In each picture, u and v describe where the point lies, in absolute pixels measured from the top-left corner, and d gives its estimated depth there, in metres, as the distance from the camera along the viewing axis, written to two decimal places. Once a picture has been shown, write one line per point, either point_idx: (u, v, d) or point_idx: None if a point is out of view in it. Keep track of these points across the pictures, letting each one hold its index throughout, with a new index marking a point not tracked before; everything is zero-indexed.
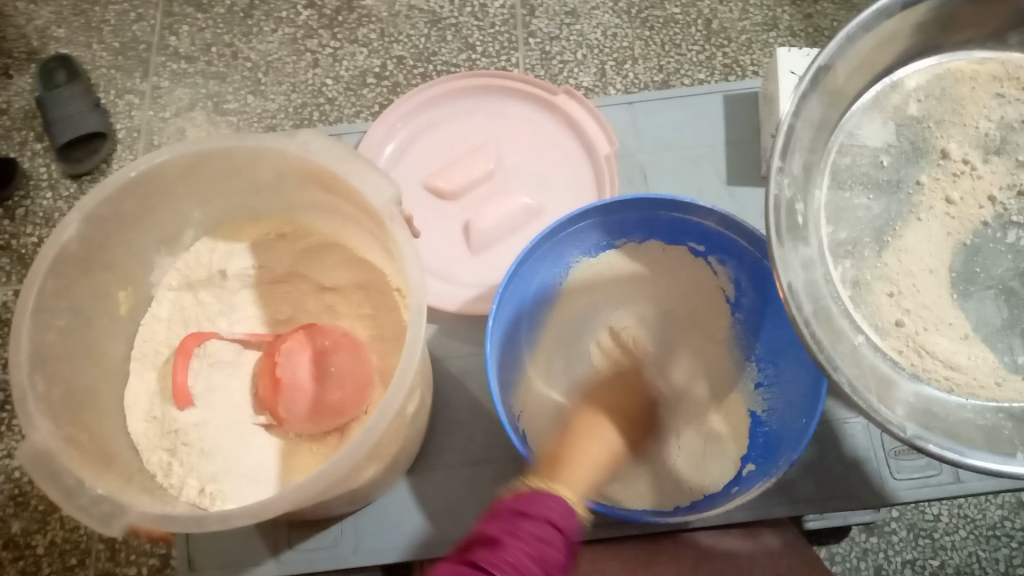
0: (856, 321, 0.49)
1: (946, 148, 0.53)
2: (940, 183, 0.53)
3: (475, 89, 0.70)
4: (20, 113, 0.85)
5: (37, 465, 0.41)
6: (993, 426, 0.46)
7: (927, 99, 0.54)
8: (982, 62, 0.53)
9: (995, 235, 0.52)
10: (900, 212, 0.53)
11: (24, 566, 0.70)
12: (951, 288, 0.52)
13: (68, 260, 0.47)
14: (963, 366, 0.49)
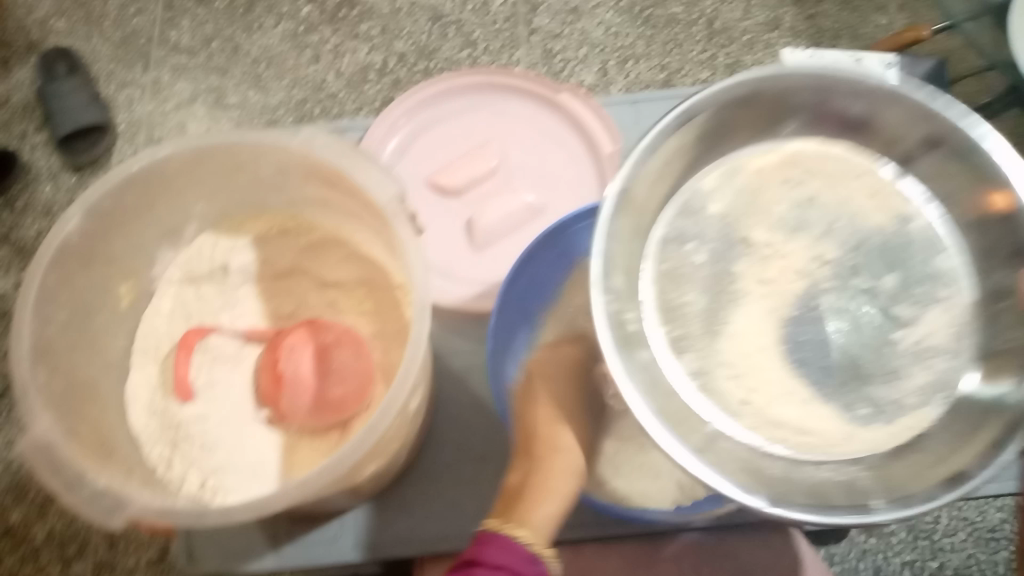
0: (709, 417, 0.43)
1: (748, 236, 0.47)
2: (773, 261, 0.46)
3: (478, 87, 0.70)
4: (19, 105, 0.85)
5: (39, 458, 0.41)
6: (850, 481, 0.41)
7: (743, 192, 0.48)
8: (769, 154, 0.48)
9: (815, 305, 0.45)
10: (726, 298, 0.46)
11: (23, 556, 0.70)
12: (778, 361, 0.45)
13: (70, 253, 0.47)
14: (810, 432, 0.43)
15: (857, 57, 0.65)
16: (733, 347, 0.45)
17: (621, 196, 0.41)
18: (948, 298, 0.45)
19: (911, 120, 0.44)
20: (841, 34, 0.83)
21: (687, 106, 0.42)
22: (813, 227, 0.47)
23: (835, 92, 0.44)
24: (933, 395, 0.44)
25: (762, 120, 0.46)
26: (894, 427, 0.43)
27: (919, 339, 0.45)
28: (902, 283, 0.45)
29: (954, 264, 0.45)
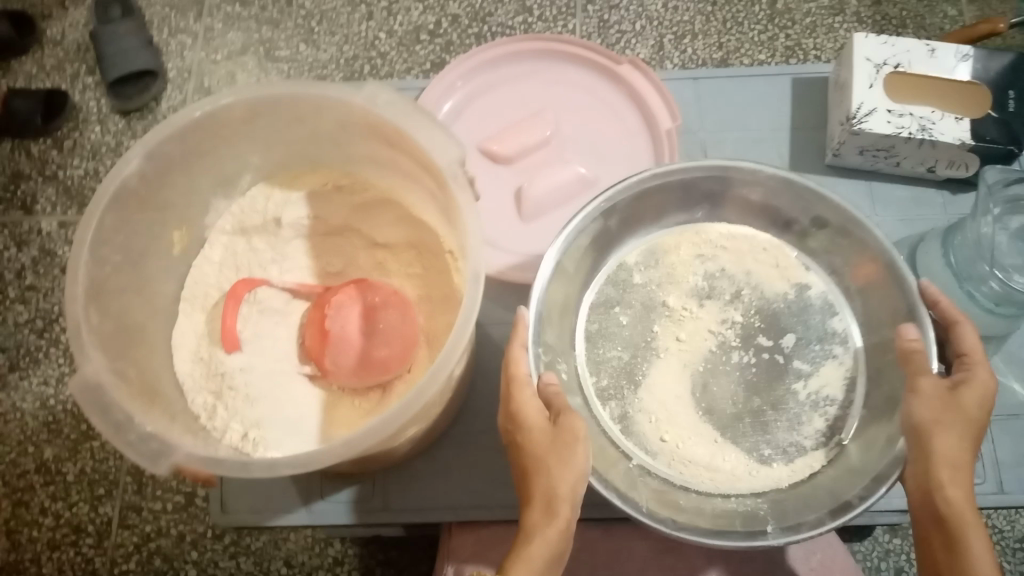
0: (627, 449, 0.54)
1: (666, 301, 0.59)
2: (688, 327, 0.58)
3: (537, 53, 0.69)
4: (73, 45, 0.85)
5: (87, 397, 0.41)
6: (750, 510, 0.51)
7: (652, 267, 0.60)
8: (683, 232, 0.61)
9: (723, 359, 0.57)
10: (648, 356, 0.57)
11: (54, 492, 0.71)
12: (697, 407, 0.56)
13: (128, 195, 0.47)
14: (720, 467, 0.53)
15: (933, 46, 0.63)
16: (651, 396, 0.56)
17: (555, 267, 0.53)
18: (834, 358, 0.57)
19: (797, 203, 0.58)
20: (908, 22, 0.80)
21: (604, 198, 0.54)
22: (721, 294, 0.59)
23: (733, 180, 0.57)
24: (825, 438, 0.55)
25: (688, 187, 0.58)
26: (791, 465, 0.54)
27: (814, 391, 0.56)
28: (796, 351, 0.57)
29: (843, 326, 0.58)
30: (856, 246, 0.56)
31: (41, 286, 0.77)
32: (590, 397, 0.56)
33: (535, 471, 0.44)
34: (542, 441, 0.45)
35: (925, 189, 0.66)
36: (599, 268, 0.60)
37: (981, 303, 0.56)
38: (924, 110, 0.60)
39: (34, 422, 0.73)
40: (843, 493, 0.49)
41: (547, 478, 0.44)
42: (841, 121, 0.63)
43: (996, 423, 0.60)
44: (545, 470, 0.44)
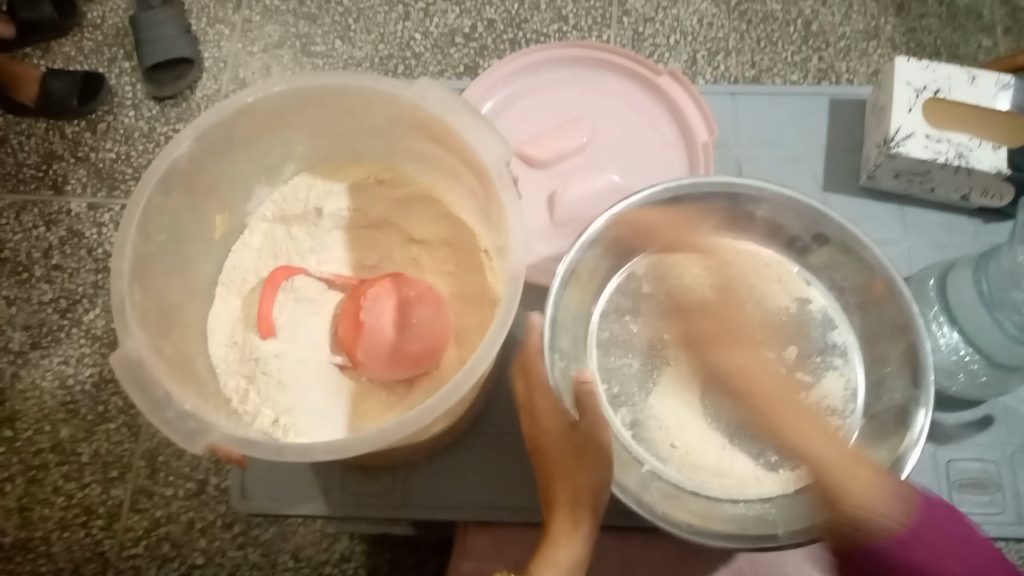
0: (639, 455, 0.54)
1: (674, 311, 0.59)
2: (697, 336, 0.58)
3: (578, 60, 0.70)
4: (112, 30, 0.86)
5: (128, 372, 0.41)
6: (760, 514, 0.52)
7: (658, 279, 0.60)
8: None
9: None
10: (658, 365, 0.57)
11: (68, 471, 0.72)
12: (704, 416, 0.56)
13: (177, 177, 0.47)
14: (728, 470, 0.54)
15: (974, 75, 0.63)
16: (661, 405, 0.56)
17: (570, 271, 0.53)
18: (831, 367, 0.58)
19: (801, 222, 0.57)
20: (942, 51, 0.80)
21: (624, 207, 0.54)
22: None
23: (740, 198, 0.57)
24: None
25: (693, 202, 0.58)
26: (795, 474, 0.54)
27: (815, 401, 0.56)
28: (799, 364, 0.58)
29: (842, 339, 0.59)
30: (861, 269, 0.56)
31: (67, 267, 0.78)
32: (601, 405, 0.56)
33: (562, 475, 0.45)
34: (561, 443, 0.46)
35: (957, 216, 0.66)
36: (609, 278, 0.60)
37: (1011, 331, 0.55)
38: (963, 138, 0.61)
39: (52, 401, 0.74)
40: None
41: (573, 479, 0.44)
42: (877, 143, 0.63)
43: (1017, 453, 0.60)
44: (573, 473, 0.45)
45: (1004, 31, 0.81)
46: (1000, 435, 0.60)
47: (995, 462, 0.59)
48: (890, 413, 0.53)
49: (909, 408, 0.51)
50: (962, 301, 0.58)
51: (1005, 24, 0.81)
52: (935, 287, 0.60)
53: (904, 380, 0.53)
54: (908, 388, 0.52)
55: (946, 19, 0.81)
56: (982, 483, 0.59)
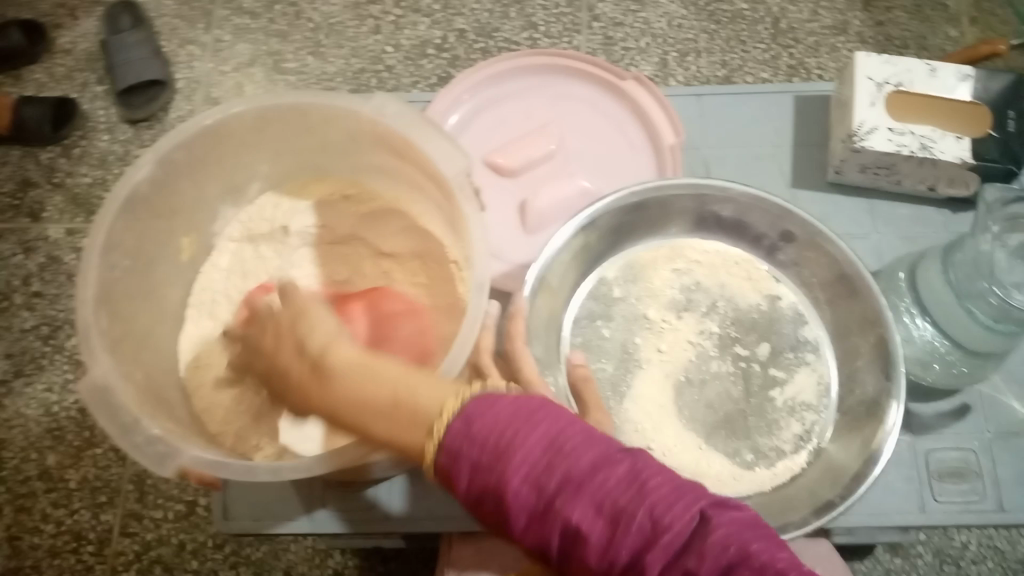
0: None
1: (646, 313, 0.59)
2: (669, 339, 0.58)
3: (543, 68, 0.70)
4: (83, 54, 0.86)
5: (95, 399, 0.41)
6: None
7: (629, 283, 0.60)
8: (655, 248, 0.61)
9: (702, 368, 0.57)
10: (632, 367, 0.57)
11: (56, 499, 0.71)
12: (678, 416, 0.56)
13: (140, 202, 0.48)
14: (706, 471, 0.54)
15: (934, 66, 0.64)
16: (636, 408, 0.56)
17: (539, 280, 0.53)
18: (806, 362, 0.58)
19: (768, 219, 0.58)
20: (910, 43, 0.81)
21: (590, 212, 0.54)
22: (698, 306, 0.59)
23: (706, 198, 0.58)
24: (803, 441, 0.55)
25: (661, 204, 0.58)
26: (772, 469, 0.54)
27: (790, 396, 0.57)
28: (772, 362, 0.58)
29: (815, 334, 0.59)
30: (831, 265, 0.56)
31: (48, 293, 0.78)
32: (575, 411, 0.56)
33: (360, 404, 0.41)
34: (347, 379, 0.42)
35: (925, 207, 0.66)
36: (581, 285, 0.60)
37: (979, 320, 0.55)
38: (926, 130, 0.61)
39: (38, 428, 0.73)
40: (822, 495, 0.50)
41: (412, 396, 0.40)
42: (842, 138, 0.64)
43: (994, 439, 0.60)
44: (411, 392, 0.40)
45: (970, 22, 0.82)
46: (977, 422, 0.60)
47: (973, 450, 0.60)
48: (863, 406, 0.53)
49: (882, 400, 0.51)
50: (933, 291, 0.58)
51: (970, 15, 0.82)
52: (905, 278, 0.61)
53: (875, 373, 0.53)
54: (880, 381, 0.52)
55: (912, 12, 0.82)
56: (961, 472, 0.59)
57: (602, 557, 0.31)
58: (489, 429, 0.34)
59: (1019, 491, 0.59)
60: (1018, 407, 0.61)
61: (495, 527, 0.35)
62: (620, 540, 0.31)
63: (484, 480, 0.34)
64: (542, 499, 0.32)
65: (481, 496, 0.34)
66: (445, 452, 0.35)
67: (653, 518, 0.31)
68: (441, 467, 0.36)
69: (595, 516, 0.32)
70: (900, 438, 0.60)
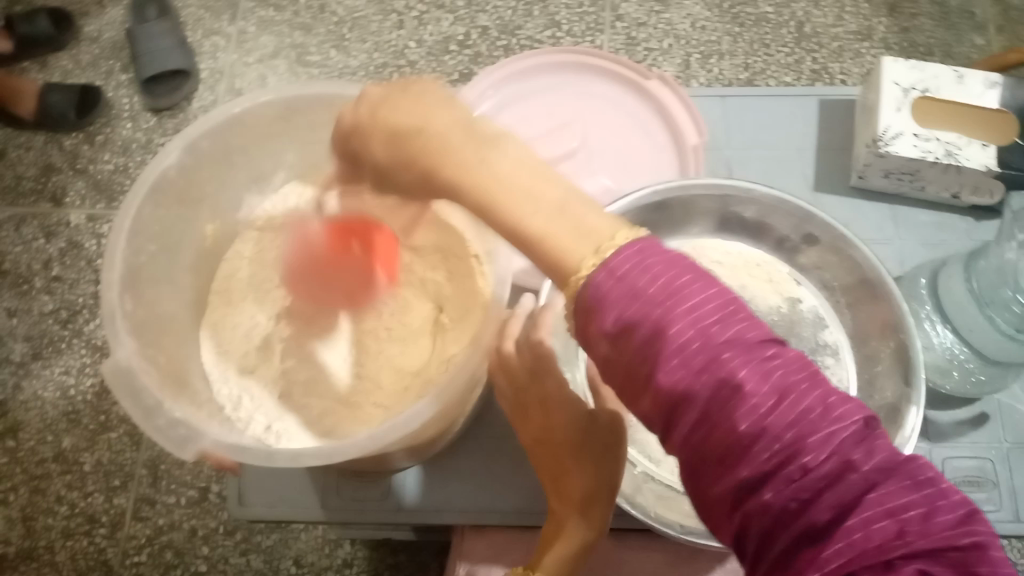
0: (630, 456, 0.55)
1: None
2: None
3: (567, 67, 0.70)
4: (109, 43, 0.87)
5: (119, 380, 0.42)
6: None
7: None
8: (675, 247, 0.61)
9: None
10: None
11: (71, 481, 0.72)
12: None
13: (166, 187, 0.48)
14: None
15: (961, 73, 0.64)
16: None
17: None
18: (824, 366, 0.58)
19: (790, 221, 0.57)
20: (935, 50, 0.80)
21: (614, 209, 0.55)
22: None
23: (730, 199, 0.58)
24: None
25: (685, 202, 0.58)
26: None
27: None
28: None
29: (833, 339, 0.59)
30: (853, 269, 0.56)
31: (67, 278, 0.78)
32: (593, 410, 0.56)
33: (505, 234, 0.45)
34: (493, 214, 0.46)
35: (949, 214, 0.66)
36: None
37: (1002, 329, 0.55)
38: (951, 136, 0.61)
39: (54, 411, 0.74)
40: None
41: None
42: (867, 143, 0.63)
43: (1012, 449, 0.59)
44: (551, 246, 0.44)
45: (997, 30, 0.81)
46: (994, 431, 0.60)
47: (990, 459, 0.59)
48: (882, 411, 0.53)
49: (902, 406, 0.51)
50: (954, 299, 0.58)
51: (997, 23, 0.81)
52: (926, 284, 0.60)
53: (895, 378, 0.53)
54: (900, 387, 0.52)
55: (938, 19, 0.81)
56: (977, 481, 0.59)
57: (757, 421, 0.29)
58: (657, 271, 0.31)
59: None
60: None
61: (626, 370, 0.32)
62: (785, 412, 0.29)
63: (640, 319, 0.31)
64: (706, 351, 0.30)
65: (629, 332, 0.31)
66: (591, 294, 0.32)
67: (828, 404, 0.29)
68: (579, 305, 0.33)
69: (759, 379, 0.29)
70: (917, 445, 0.60)
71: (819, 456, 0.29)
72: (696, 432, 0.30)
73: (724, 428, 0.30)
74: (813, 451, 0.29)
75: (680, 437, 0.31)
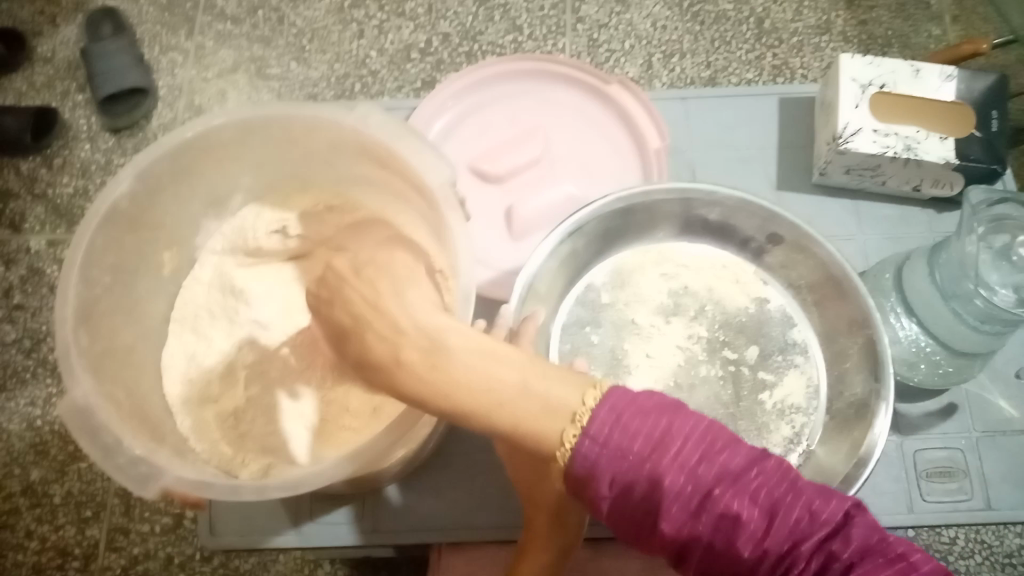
0: None
1: (634, 319, 0.59)
2: (656, 344, 0.58)
3: (527, 74, 0.70)
4: (63, 63, 0.85)
5: (76, 420, 0.41)
6: None
7: (616, 290, 0.60)
8: (643, 252, 0.61)
9: (691, 372, 0.57)
10: (620, 372, 0.57)
11: (41, 514, 0.69)
12: None
13: (119, 217, 0.47)
14: None
15: (919, 67, 0.64)
16: None
17: (528, 288, 0.53)
18: (794, 364, 0.58)
19: (754, 223, 0.58)
20: (893, 42, 0.81)
21: (575, 220, 0.54)
22: (686, 311, 0.59)
23: (693, 202, 0.57)
24: (793, 445, 0.55)
25: (648, 207, 0.58)
26: None
27: (779, 400, 0.57)
28: (760, 367, 0.58)
29: (803, 337, 0.59)
30: (817, 267, 0.56)
31: (30, 306, 0.76)
32: None
33: (488, 407, 0.37)
34: (473, 370, 0.38)
35: (910, 207, 0.66)
36: (568, 292, 0.60)
37: (965, 321, 0.55)
38: (910, 130, 0.61)
39: (21, 443, 0.71)
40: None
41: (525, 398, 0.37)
42: (828, 141, 0.64)
43: (982, 438, 0.60)
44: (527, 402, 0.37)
45: (952, 19, 0.82)
46: (964, 421, 0.61)
47: (961, 449, 0.60)
48: (852, 408, 0.53)
49: (871, 403, 0.51)
50: (918, 294, 0.58)
51: (952, 13, 0.82)
52: (891, 278, 0.61)
53: (863, 375, 0.53)
54: (869, 384, 0.52)
55: (895, 10, 0.82)
56: (950, 471, 0.59)
57: (756, 545, 0.34)
58: (640, 430, 0.35)
59: (1006, 490, 0.59)
60: (1006, 405, 0.61)
61: (634, 520, 0.36)
62: (777, 530, 0.34)
63: (634, 476, 0.35)
64: (698, 491, 0.35)
65: (629, 489, 0.36)
66: (582, 462, 0.36)
67: (811, 511, 0.35)
68: (577, 474, 0.37)
69: (747, 507, 0.35)
70: (888, 439, 0.60)
71: (809, 559, 0.34)
72: (706, 563, 0.36)
73: (727, 553, 0.35)
74: (804, 557, 0.34)
75: (694, 565, 0.36)
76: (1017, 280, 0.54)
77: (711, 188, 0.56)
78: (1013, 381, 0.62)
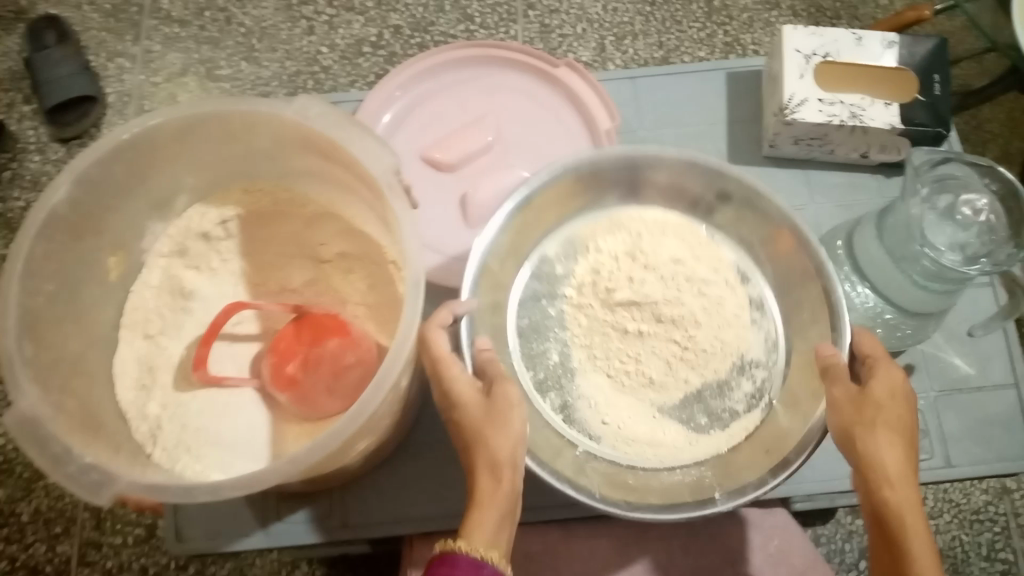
0: (570, 438, 0.55)
1: (579, 280, 0.59)
2: (608, 321, 0.57)
3: (473, 60, 0.69)
4: (7, 73, 0.83)
5: (25, 432, 0.40)
6: (696, 479, 0.52)
7: (568, 260, 0.60)
8: (592, 220, 0.61)
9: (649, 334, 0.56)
10: (570, 340, 0.58)
11: (8, 533, 0.69)
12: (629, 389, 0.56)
13: (58, 223, 0.47)
14: (663, 441, 0.54)
15: (860, 35, 0.65)
16: (586, 382, 0.57)
17: (481, 268, 0.52)
18: (747, 319, 0.58)
19: (704, 183, 0.58)
20: (841, 13, 0.82)
21: (523, 192, 0.53)
22: None
23: (641, 166, 0.57)
24: (755, 401, 0.56)
25: (597, 176, 0.58)
26: (727, 431, 0.55)
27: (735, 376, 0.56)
28: (709, 328, 0.56)
29: (758, 292, 0.60)
30: (768, 225, 0.56)
31: None
32: (530, 391, 0.57)
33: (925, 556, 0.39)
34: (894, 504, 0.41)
35: (860, 174, 0.67)
36: (524, 267, 0.60)
37: (914, 281, 0.55)
38: (854, 98, 0.61)
39: None
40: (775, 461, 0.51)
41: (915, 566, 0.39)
42: (774, 113, 0.64)
43: (939, 397, 0.61)
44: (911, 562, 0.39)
45: None
46: (922, 381, 0.62)
47: (920, 409, 0.61)
48: (809, 370, 0.54)
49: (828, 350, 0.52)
50: (868, 256, 0.58)
51: None
52: (842, 247, 0.61)
53: (819, 336, 0.54)
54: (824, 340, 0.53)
55: None
56: None
57: None
58: None
59: (963, 446, 0.60)
60: (961, 363, 0.62)
61: None
62: None
63: None
64: None
65: None
66: None
67: None
68: None
69: None
70: None
71: None
72: None
73: None
74: None
75: None
76: (961, 239, 0.55)
77: (659, 155, 0.56)
78: (966, 339, 0.63)
